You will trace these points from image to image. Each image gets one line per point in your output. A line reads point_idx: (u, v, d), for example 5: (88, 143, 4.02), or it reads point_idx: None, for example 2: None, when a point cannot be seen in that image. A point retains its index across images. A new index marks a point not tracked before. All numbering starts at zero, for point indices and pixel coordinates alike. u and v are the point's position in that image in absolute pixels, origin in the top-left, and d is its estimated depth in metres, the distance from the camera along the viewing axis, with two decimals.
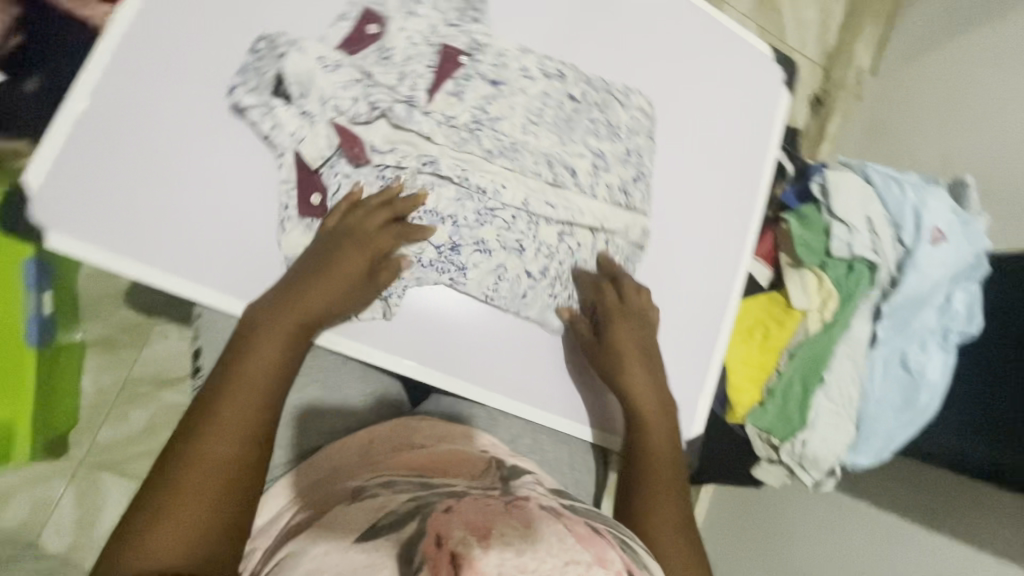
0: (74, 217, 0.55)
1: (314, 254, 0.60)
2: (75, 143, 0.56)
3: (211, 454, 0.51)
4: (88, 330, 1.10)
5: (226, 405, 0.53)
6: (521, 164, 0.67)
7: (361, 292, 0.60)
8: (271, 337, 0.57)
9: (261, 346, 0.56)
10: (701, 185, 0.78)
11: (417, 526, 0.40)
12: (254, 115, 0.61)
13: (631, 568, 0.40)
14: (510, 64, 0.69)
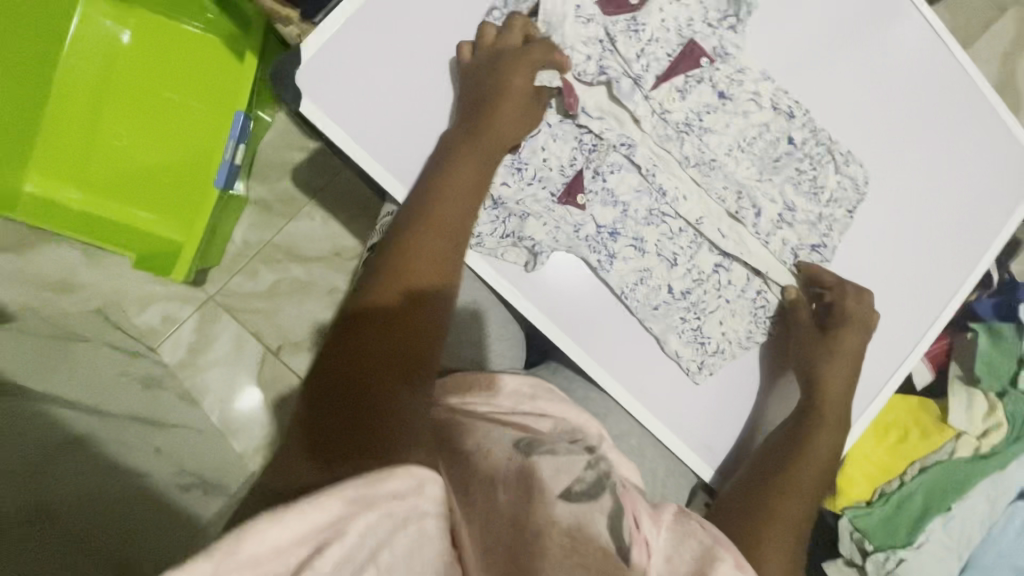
0: (323, 88, 0.60)
1: (484, 70, 0.59)
2: (350, 28, 0.61)
3: (419, 251, 0.52)
4: (253, 189, 1.21)
5: (436, 207, 0.55)
6: (710, 185, 0.66)
7: (534, 110, 0.60)
8: (471, 153, 0.57)
9: (463, 161, 0.57)
10: (887, 261, 0.71)
11: (613, 498, 0.45)
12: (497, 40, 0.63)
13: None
14: (745, 84, 0.66)
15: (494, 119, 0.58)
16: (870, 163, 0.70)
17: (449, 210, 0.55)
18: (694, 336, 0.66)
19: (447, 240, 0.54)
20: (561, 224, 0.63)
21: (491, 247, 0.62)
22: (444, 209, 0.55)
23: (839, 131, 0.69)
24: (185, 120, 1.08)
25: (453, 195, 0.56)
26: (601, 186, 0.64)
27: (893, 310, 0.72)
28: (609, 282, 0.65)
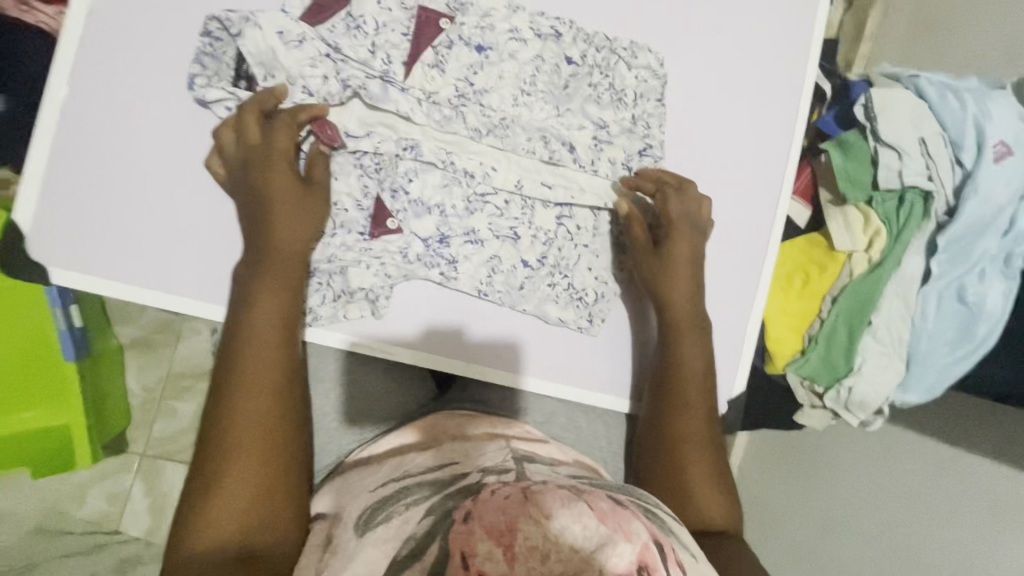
0: (70, 252, 0.54)
1: (245, 186, 0.54)
2: (54, 169, 0.54)
3: (252, 399, 0.49)
4: (125, 334, 1.13)
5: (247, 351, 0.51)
6: (514, 143, 0.61)
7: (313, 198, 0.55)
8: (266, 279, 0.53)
9: (263, 291, 0.52)
10: (718, 125, 0.69)
11: (442, 546, 0.36)
12: (221, 111, 0.55)
13: (658, 537, 0.38)
14: (498, 26, 0.61)
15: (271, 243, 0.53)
16: (659, 43, 0.66)
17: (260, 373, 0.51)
18: (571, 296, 0.64)
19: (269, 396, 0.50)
20: (385, 258, 0.58)
21: (329, 315, 0.58)
22: (254, 367, 0.50)
23: (612, 25, 0.65)
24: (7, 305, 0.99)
25: (265, 354, 0.51)
26: (406, 201, 0.59)
27: (746, 170, 0.70)
28: (463, 291, 0.61)
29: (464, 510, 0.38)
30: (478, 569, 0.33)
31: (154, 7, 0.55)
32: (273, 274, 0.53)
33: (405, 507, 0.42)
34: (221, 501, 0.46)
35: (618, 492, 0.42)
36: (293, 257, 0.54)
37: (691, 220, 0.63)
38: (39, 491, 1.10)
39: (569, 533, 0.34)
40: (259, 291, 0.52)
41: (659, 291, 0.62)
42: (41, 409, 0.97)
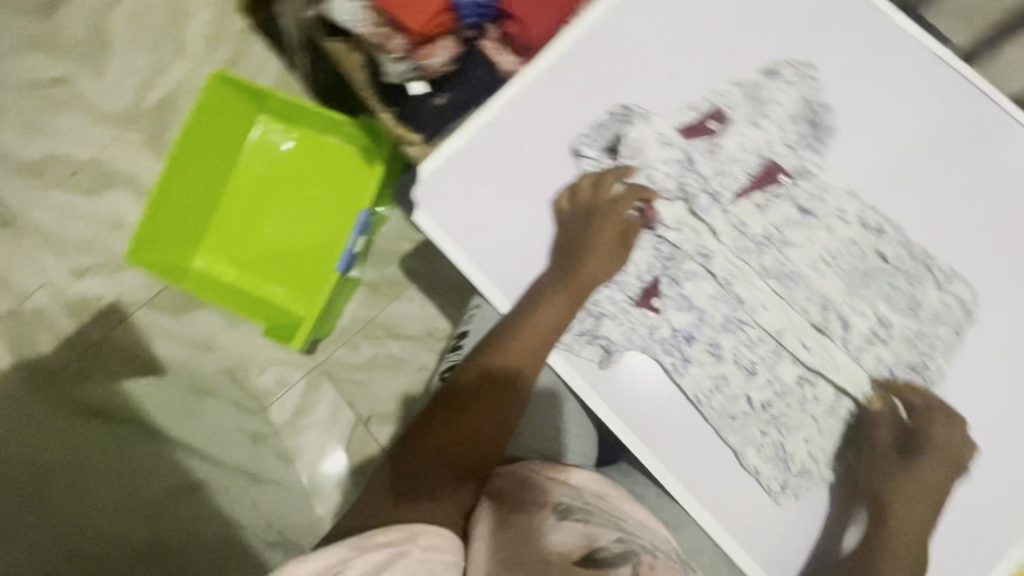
0: (434, 202, 0.71)
1: (580, 224, 0.69)
2: (457, 147, 0.71)
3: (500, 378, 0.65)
4: (365, 272, 1.37)
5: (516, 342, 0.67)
6: (793, 297, 0.66)
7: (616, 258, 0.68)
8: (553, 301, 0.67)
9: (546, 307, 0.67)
10: (1011, 388, 0.64)
11: None
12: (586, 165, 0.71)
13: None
14: (829, 201, 0.67)
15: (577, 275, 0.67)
16: (981, 282, 0.66)
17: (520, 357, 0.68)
18: (774, 452, 0.64)
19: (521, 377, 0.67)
20: (637, 326, 0.67)
21: (569, 344, 0.68)
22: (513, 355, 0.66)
23: (939, 246, 0.66)
24: (321, 213, 1.31)
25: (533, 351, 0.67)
26: (676, 292, 0.67)
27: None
28: (681, 390, 0.66)
29: None
30: None
31: (582, 76, 0.72)
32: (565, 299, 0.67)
33: None
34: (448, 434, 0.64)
35: None
36: (586, 293, 0.68)
37: (941, 455, 0.63)
38: (245, 344, 1.36)
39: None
40: (550, 305, 0.67)
41: (878, 509, 0.62)
42: (294, 292, 1.29)
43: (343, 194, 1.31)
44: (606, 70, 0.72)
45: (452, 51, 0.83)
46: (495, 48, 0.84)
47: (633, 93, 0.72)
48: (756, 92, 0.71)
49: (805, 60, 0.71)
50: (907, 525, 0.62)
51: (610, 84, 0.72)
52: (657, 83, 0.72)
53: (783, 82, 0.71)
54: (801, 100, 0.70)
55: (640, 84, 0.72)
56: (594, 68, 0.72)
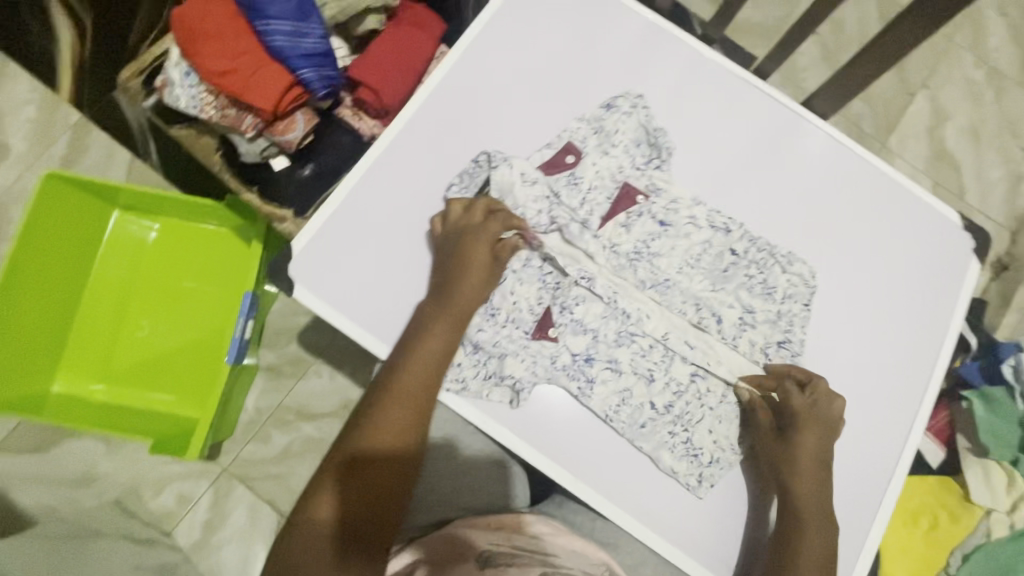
0: (313, 277, 0.69)
1: (452, 252, 0.68)
2: (332, 219, 0.71)
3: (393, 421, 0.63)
4: (264, 357, 1.29)
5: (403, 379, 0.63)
6: (670, 303, 0.72)
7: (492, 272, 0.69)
8: (437, 327, 0.66)
9: (432, 336, 0.65)
10: (858, 343, 0.74)
11: None
12: None
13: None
14: (681, 211, 0.75)
15: (455, 298, 0.67)
16: (814, 259, 0.76)
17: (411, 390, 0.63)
18: (686, 450, 0.67)
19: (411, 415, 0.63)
20: (538, 358, 0.68)
21: (475, 390, 0.67)
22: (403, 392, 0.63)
23: (776, 234, 0.76)
24: (201, 304, 1.21)
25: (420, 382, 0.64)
26: (569, 318, 0.70)
27: (882, 391, 0.72)
28: (592, 411, 0.68)
29: None
30: None
31: (440, 130, 0.75)
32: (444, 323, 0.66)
33: None
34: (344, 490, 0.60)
35: None
36: (468, 312, 0.67)
37: (819, 417, 0.67)
38: (133, 466, 1.21)
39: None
40: (430, 333, 0.65)
41: (788, 486, 0.65)
42: (181, 397, 1.16)
43: (226, 279, 1.22)
44: (463, 124, 0.76)
45: (310, 121, 0.81)
46: (352, 114, 0.84)
47: (492, 142, 0.76)
48: (601, 124, 0.78)
49: (635, 92, 0.80)
50: (817, 493, 0.64)
51: (469, 137, 0.76)
52: (512, 130, 0.77)
53: (621, 112, 0.78)
54: (639, 127, 0.78)
55: (497, 133, 0.76)
56: (450, 123, 0.76)
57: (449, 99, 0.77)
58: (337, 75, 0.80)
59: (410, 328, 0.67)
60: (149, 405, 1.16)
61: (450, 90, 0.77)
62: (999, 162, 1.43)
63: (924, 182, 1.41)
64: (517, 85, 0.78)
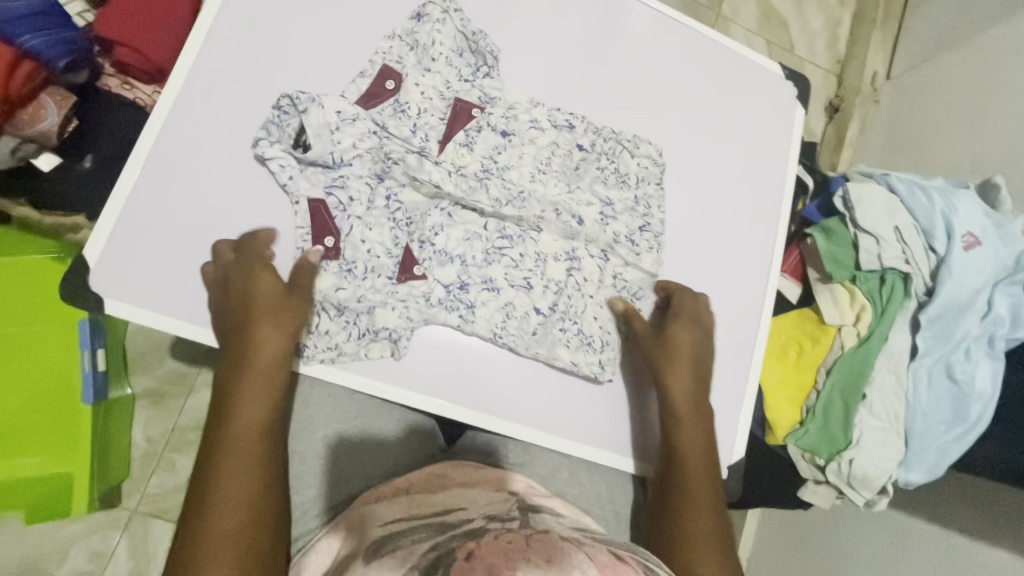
0: (125, 286, 0.58)
1: (234, 300, 0.58)
2: (131, 208, 0.60)
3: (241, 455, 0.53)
4: (138, 383, 1.15)
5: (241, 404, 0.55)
6: (530, 213, 0.69)
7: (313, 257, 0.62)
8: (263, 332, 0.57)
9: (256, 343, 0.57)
10: (710, 207, 0.77)
11: None
12: (275, 169, 0.63)
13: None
14: (521, 116, 0.71)
15: (250, 347, 0.57)
16: (659, 137, 0.77)
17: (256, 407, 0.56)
18: (579, 341, 0.68)
19: (247, 484, 0.53)
20: (409, 301, 0.64)
21: (352, 352, 0.63)
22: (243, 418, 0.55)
23: (618, 121, 0.75)
24: (34, 348, 1.03)
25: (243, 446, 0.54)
26: (432, 251, 0.66)
27: (736, 247, 0.77)
28: (478, 336, 0.66)
29: (466, 550, 0.39)
30: None
31: (230, 80, 0.64)
32: (257, 375, 0.56)
33: (411, 541, 0.45)
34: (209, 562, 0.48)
35: (619, 549, 0.44)
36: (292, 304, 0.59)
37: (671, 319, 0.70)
38: (21, 544, 1.06)
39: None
40: (242, 391, 0.56)
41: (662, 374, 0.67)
42: (52, 455, 1.00)
43: (56, 312, 1.04)
44: (254, 69, 0.65)
45: (64, 101, 0.65)
46: (121, 84, 0.69)
47: (296, 83, 0.66)
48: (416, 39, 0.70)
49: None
50: (679, 386, 0.67)
51: (267, 83, 0.65)
52: (316, 64, 0.67)
53: (434, 20, 0.69)
54: (457, 33, 0.70)
55: (299, 72, 0.66)
56: (240, 69, 0.65)
57: (228, 42, 0.65)
58: (77, 36, 0.67)
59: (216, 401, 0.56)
60: (6, 476, 0.99)
61: (227, 30, 0.65)
62: (818, 11, 1.51)
63: (759, 43, 1.46)
64: (306, 10, 0.68)
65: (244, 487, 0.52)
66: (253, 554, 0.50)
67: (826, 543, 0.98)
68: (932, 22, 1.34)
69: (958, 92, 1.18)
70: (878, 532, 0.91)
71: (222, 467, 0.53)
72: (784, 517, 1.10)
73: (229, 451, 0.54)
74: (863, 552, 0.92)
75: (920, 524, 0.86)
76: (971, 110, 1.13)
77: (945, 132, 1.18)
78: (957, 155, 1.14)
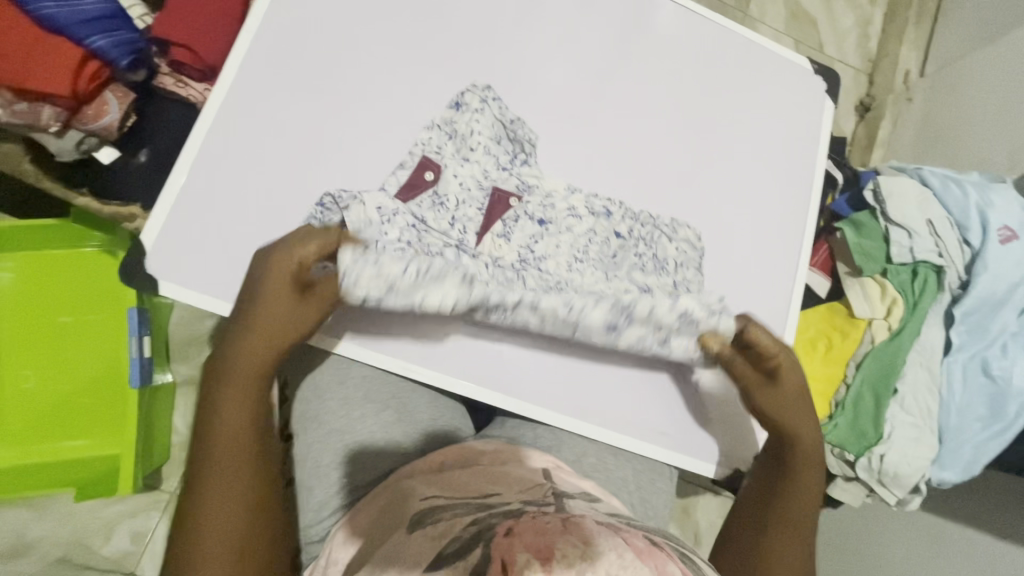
0: (179, 269, 0.62)
1: (245, 303, 0.58)
2: (182, 196, 0.63)
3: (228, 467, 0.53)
4: (178, 372, 1.20)
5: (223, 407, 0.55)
6: (570, 300, 0.64)
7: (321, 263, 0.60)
8: (252, 337, 0.57)
9: (246, 342, 0.57)
10: (742, 205, 0.78)
11: (481, 552, 0.39)
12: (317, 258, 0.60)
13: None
14: (557, 205, 0.70)
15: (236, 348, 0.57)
16: (688, 131, 0.77)
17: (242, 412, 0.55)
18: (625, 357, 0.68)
19: (238, 506, 0.52)
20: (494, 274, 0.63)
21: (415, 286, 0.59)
22: (228, 418, 0.55)
23: (647, 114, 0.77)
24: (86, 336, 1.09)
25: (236, 453, 0.54)
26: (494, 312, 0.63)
27: (766, 242, 0.77)
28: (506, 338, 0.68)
29: (505, 528, 0.41)
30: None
31: (278, 76, 0.68)
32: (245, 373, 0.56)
33: (450, 516, 0.47)
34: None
35: (654, 534, 0.45)
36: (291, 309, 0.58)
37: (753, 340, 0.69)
38: (72, 519, 1.11)
39: (606, 559, 0.37)
40: (223, 393, 0.56)
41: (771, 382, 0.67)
42: (95, 440, 1.06)
43: (106, 302, 1.10)
44: (299, 66, 0.69)
45: (124, 98, 0.70)
46: (175, 82, 0.74)
47: (335, 78, 0.69)
48: (449, 39, 0.73)
49: (483, 83, 0.73)
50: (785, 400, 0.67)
51: (310, 78, 0.69)
52: (354, 61, 0.70)
53: (472, 110, 0.71)
54: (496, 122, 0.71)
55: (338, 68, 0.70)
56: (287, 66, 0.69)
57: (274, 41, 0.69)
58: (135, 37, 0.70)
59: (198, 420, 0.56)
60: (61, 455, 1.05)
61: (277, 29, 0.69)
62: (849, 10, 1.50)
63: (788, 42, 1.46)
64: (345, 9, 0.71)
65: (235, 511, 0.52)
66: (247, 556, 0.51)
67: (854, 543, 0.98)
68: (968, 18, 1.32)
69: (995, 87, 1.15)
70: (907, 528, 0.90)
71: (212, 477, 0.53)
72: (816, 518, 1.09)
73: (216, 466, 0.53)
74: (894, 550, 0.90)
75: (951, 523, 0.85)
76: (1009, 105, 1.11)
77: (982, 127, 1.16)
78: (994, 151, 1.11)
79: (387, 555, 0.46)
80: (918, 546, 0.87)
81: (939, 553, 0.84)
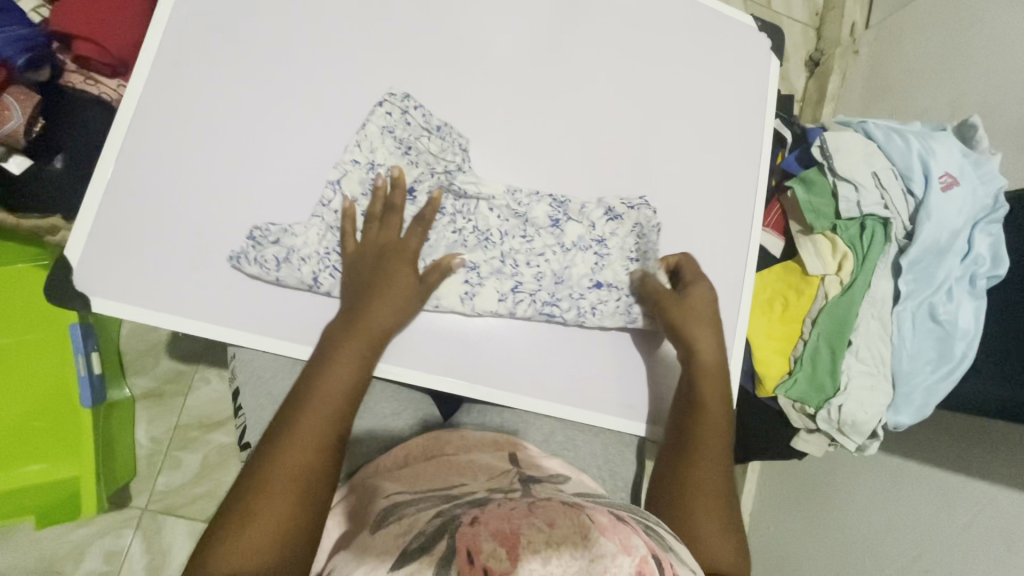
0: (109, 283, 0.59)
1: (347, 297, 0.62)
2: (106, 202, 0.60)
3: (315, 437, 0.54)
4: (137, 384, 1.16)
5: (320, 386, 0.57)
6: (507, 250, 0.68)
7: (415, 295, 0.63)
8: (352, 340, 0.59)
9: (345, 346, 0.59)
10: (694, 170, 0.77)
11: (448, 544, 0.38)
12: (259, 271, 0.61)
13: (656, 552, 0.40)
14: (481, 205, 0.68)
15: (336, 335, 0.60)
16: (636, 97, 0.76)
17: (333, 406, 0.56)
18: (588, 284, 0.69)
19: (298, 491, 0.52)
20: (465, 230, 0.68)
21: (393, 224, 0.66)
22: (326, 393, 0.57)
23: (594, 83, 0.75)
24: (27, 356, 1.04)
25: (319, 442, 0.54)
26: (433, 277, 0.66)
27: (719, 205, 0.77)
28: (488, 315, 0.66)
29: (471, 517, 0.41)
30: (482, 565, 0.36)
31: (199, 68, 0.64)
32: (340, 376, 0.58)
33: (415, 511, 0.47)
34: (256, 528, 0.49)
35: (619, 511, 0.45)
36: (383, 330, 0.61)
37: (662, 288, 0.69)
38: (36, 548, 1.08)
39: (568, 542, 0.37)
40: (327, 370, 0.57)
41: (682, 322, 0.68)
42: (54, 459, 1.01)
43: (43, 317, 1.04)
44: (221, 55, 0.65)
45: (26, 101, 0.70)
46: (85, 80, 0.74)
47: (261, 66, 0.65)
48: (381, 16, 0.69)
49: (400, 92, 0.68)
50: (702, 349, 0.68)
51: (234, 66, 0.65)
52: (281, 46, 0.66)
53: (392, 121, 0.67)
54: (420, 132, 0.68)
55: (264, 55, 0.66)
56: (208, 57, 0.64)
57: (191, 31, 0.64)
58: (29, 32, 0.72)
59: (289, 397, 0.57)
60: (19, 480, 1.00)
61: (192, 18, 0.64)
62: None
63: None
64: None
65: (290, 502, 0.51)
66: (292, 528, 0.50)
67: (821, 491, 1.02)
68: None
69: (933, 36, 1.17)
70: (869, 472, 0.94)
71: (289, 443, 0.53)
72: (782, 469, 1.14)
73: (301, 433, 0.54)
74: (862, 493, 0.94)
75: (908, 463, 0.89)
76: (948, 53, 1.13)
77: (924, 76, 1.17)
78: (935, 101, 1.13)
79: (353, 558, 0.46)
80: (881, 491, 0.91)
81: (899, 493, 0.88)
